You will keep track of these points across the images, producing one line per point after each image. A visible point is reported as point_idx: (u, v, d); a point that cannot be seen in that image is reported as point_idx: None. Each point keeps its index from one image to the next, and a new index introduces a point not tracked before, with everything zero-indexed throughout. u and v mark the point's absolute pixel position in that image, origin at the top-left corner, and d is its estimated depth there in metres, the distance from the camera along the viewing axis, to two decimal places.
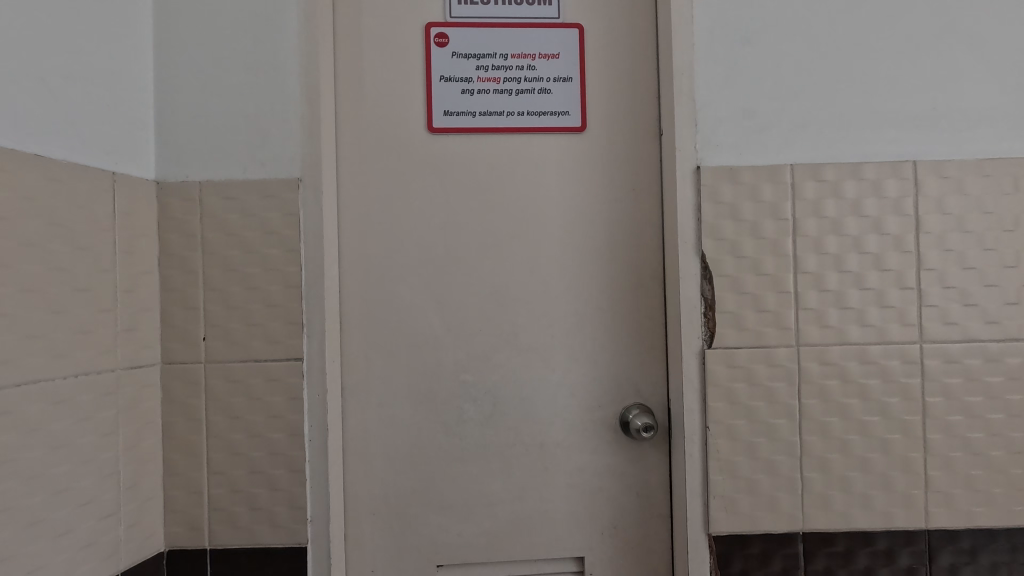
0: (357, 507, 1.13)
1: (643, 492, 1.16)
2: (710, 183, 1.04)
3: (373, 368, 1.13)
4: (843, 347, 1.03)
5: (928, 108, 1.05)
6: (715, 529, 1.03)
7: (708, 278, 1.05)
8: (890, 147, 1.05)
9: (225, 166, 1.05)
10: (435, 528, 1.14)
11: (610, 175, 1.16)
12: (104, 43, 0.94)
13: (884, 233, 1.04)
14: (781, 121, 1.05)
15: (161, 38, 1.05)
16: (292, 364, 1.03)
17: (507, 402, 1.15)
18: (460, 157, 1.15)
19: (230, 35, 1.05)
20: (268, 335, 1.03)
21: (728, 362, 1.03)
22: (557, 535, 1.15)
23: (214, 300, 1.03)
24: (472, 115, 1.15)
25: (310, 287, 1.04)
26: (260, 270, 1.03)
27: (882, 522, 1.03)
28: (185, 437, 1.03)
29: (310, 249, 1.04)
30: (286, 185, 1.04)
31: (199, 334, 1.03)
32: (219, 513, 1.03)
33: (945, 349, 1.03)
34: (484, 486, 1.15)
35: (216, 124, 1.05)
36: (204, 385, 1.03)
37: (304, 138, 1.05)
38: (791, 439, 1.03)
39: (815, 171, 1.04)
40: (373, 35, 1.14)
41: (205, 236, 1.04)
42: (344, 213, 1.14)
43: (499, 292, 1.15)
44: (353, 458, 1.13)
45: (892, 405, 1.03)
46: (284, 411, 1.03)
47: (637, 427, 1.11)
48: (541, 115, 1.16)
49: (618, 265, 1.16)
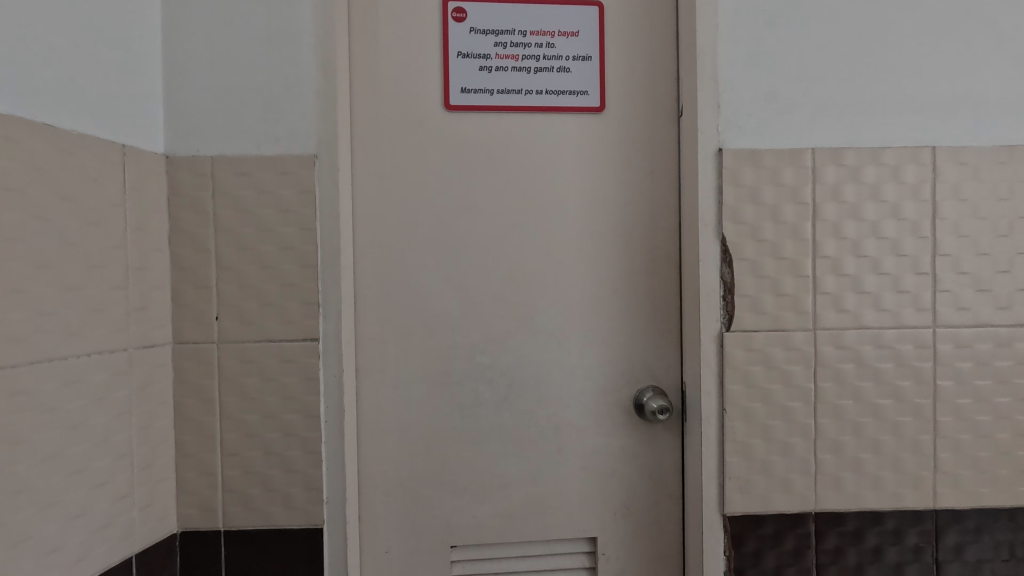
0: (373, 489, 1.11)
1: (656, 473, 1.16)
2: (731, 166, 1.02)
3: (388, 349, 1.11)
4: (858, 331, 1.03)
5: (949, 94, 1.04)
6: (729, 510, 1.04)
7: (728, 262, 1.03)
8: (909, 133, 1.04)
9: (237, 141, 1.01)
10: (450, 508, 1.13)
11: (628, 155, 1.14)
12: (114, 14, 0.91)
13: (902, 219, 1.03)
14: (803, 104, 1.04)
15: (170, 8, 1.01)
16: (307, 344, 1.01)
17: (522, 383, 1.14)
18: (477, 134, 1.12)
19: (244, 5, 1.01)
20: (282, 315, 1.00)
21: (746, 345, 1.03)
22: (569, 516, 1.15)
23: (227, 278, 1.00)
24: (489, 93, 1.11)
25: (327, 266, 1.01)
26: (275, 249, 1.00)
27: (892, 502, 1.04)
28: (197, 418, 1.00)
29: (325, 227, 1.01)
30: (301, 161, 1.00)
31: (212, 313, 1.00)
32: (232, 495, 1.01)
33: (958, 333, 1.04)
34: (499, 467, 1.14)
35: (231, 97, 1.01)
36: (218, 365, 1.01)
37: (321, 112, 1.01)
38: (806, 421, 1.03)
39: (836, 155, 1.03)
40: (390, 6, 1.09)
41: (217, 211, 1.00)
42: (358, 190, 1.10)
43: (517, 274, 1.13)
44: (367, 439, 1.11)
45: (905, 389, 1.04)
46: (300, 392, 1.01)
47: (652, 409, 1.10)
48: (559, 95, 1.13)
49: (636, 247, 1.15)
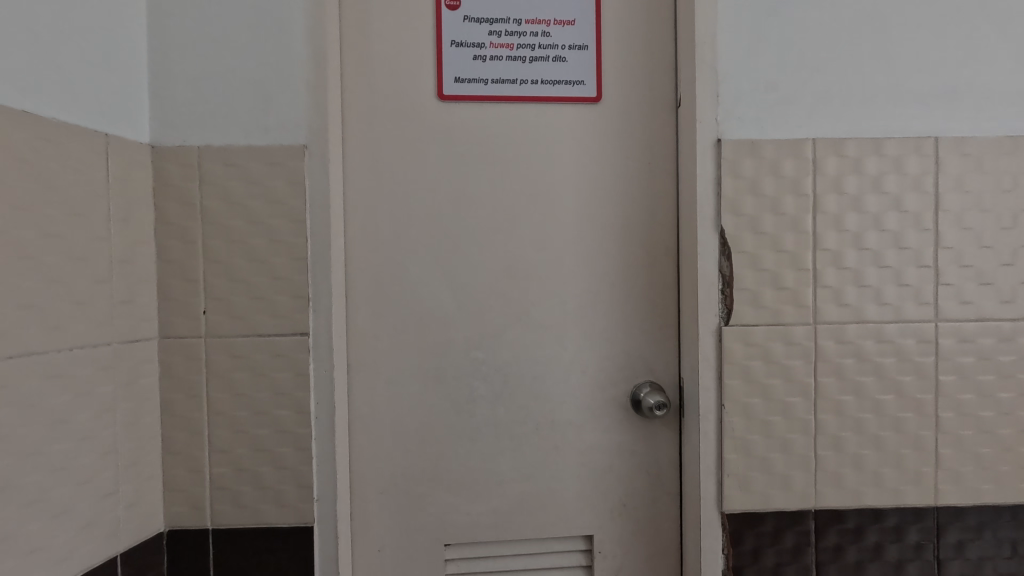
0: (365, 486, 1.09)
1: (653, 470, 1.14)
2: (731, 157, 1.00)
3: (380, 344, 1.09)
4: (859, 325, 1.01)
5: (951, 84, 1.02)
6: (728, 507, 1.02)
7: (727, 255, 1.01)
8: (911, 123, 1.02)
9: (225, 131, 0.98)
10: (444, 506, 1.11)
11: (626, 146, 1.12)
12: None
13: (905, 211, 1.01)
14: (803, 94, 1.02)
15: None
16: (297, 339, 0.98)
17: (518, 379, 1.12)
18: (472, 124, 1.09)
19: None
20: (272, 309, 0.98)
21: (745, 340, 1.01)
22: (566, 514, 1.14)
23: (215, 271, 0.98)
24: (483, 83, 1.09)
25: (317, 259, 0.99)
26: (264, 241, 0.98)
27: (893, 500, 1.03)
28: (184, 414, 0.98)
29: (316, 219, 0.99)
30: (290, 151, 0.98)
31: (200, 307, 0.98)
32: (221, 493, 0.99)
33: (960, 327, 1.02)
34: (494, 464, 1.12)
35: (218, 85, 0.98)
36: (206, 361, 0.98)
37: (311, 101, 0.98)
38: (806, 417, 1.02)
39: (837, 146, 1.01)
40: None
41: (205, 203, 0.98)
42: (350, 181, 1.07)
43: (512, 268, 1.11)
44: (359, 436, 1.08)
45: (906, 384, 1.02)
46: (290, 388, 0.98)
47: (649, 405, 1.09)
48: (555, 84, 1.10)
49: (633, 240, 1.13)
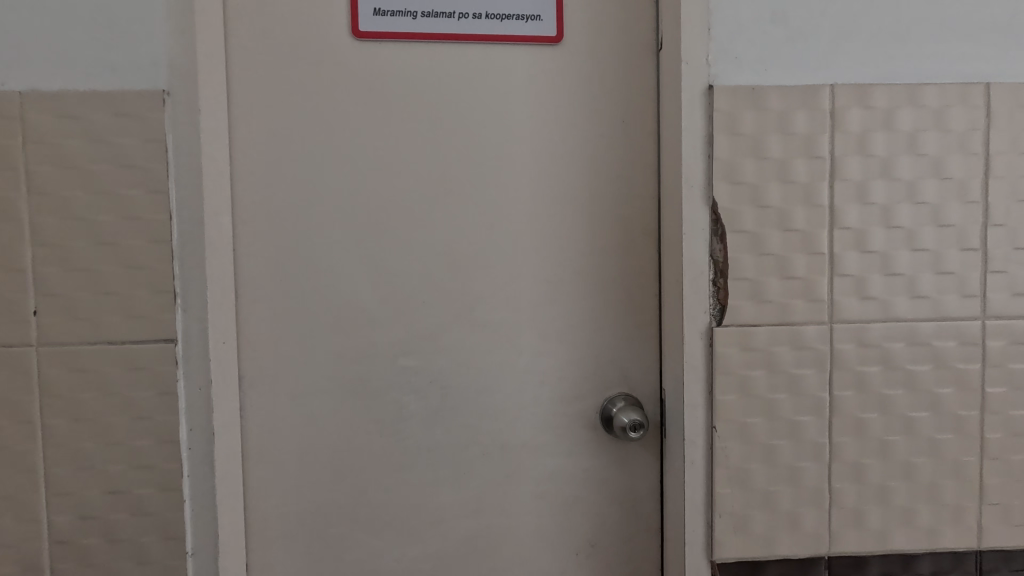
0: (265, 529, 0.86)
1: (629, 502, 0.92)
2: (726, 108, 0.78)
3: (282, 350, 0.86)
4: (887, 325, 0.80)
5: (1006, 15, 0.80)
6: (720, 556, 0.81)
7: (720, 235, 0.79)
8: (955, 66, 0.80)
9: (60, 72, 0.73)
10: (368, 551, 0.89)
11: (595, 99, 0.89)
12: None
13: (946, 178, 0.79)
14: (818, 27, 0.79)
15: None
16: (160, 348, 0.75)
17: (459, 392, 0.89)
18: (398, 70, 0.85)
19: None
20: (127, 309, 0.75)
21: (742, 344, 0.79)
22: (520, 558, 0.92)
23: (48, 259, 0.74)
24: (411, 16, 0.85)
25: (185, 243, 0.75)
26: (114, 219, 0.74)
27: (926, 543, 0.82)
28: (12, 447, 0.74)
29: (183, 189, 0.75)
30: (146, 100, 0.73)
31: (29, 307, 0.74)
32: (65, 549, 0.76)
33: (1014, 326, 0.81)
34: (430, 498, 0.90)
35: (48, 10, 0.73)
36: (39, 377, 0.74)
37: (174, 33, 0.74)
38: (819, 440, 0.80)
39: (862, 95, 0.79)
40: None
41: (30, 167, 0.73)
42: (239, 142, 0.83)
43: (452, 253, 0.88)
44: (257, 467, 0.86)
45: (945, 398, 0.81)
46: (153, 411, 0.75)
47: (622, 426, 0.87)
48: (504, 20, 0.87)
49: (604, 217, 0.90)
